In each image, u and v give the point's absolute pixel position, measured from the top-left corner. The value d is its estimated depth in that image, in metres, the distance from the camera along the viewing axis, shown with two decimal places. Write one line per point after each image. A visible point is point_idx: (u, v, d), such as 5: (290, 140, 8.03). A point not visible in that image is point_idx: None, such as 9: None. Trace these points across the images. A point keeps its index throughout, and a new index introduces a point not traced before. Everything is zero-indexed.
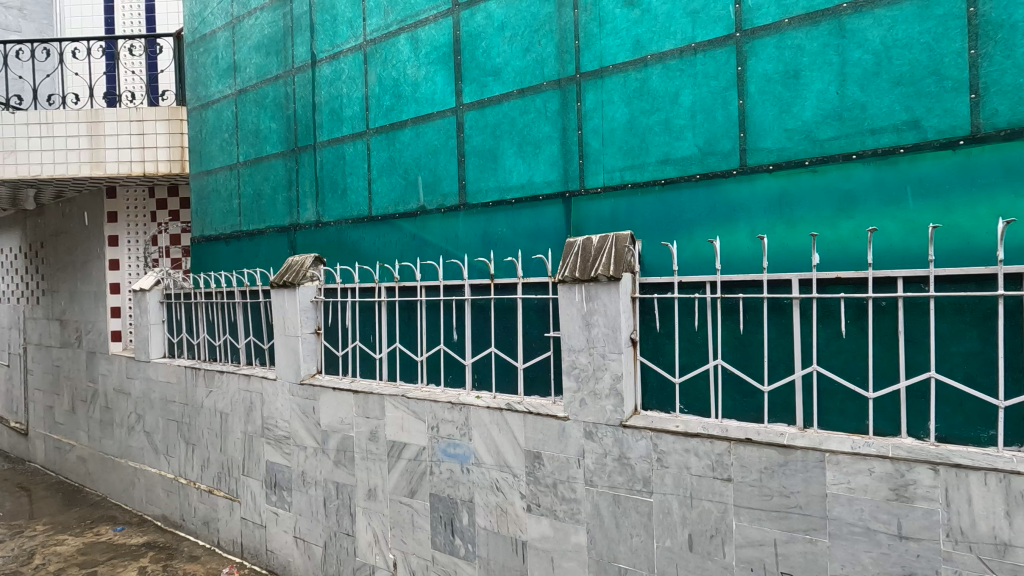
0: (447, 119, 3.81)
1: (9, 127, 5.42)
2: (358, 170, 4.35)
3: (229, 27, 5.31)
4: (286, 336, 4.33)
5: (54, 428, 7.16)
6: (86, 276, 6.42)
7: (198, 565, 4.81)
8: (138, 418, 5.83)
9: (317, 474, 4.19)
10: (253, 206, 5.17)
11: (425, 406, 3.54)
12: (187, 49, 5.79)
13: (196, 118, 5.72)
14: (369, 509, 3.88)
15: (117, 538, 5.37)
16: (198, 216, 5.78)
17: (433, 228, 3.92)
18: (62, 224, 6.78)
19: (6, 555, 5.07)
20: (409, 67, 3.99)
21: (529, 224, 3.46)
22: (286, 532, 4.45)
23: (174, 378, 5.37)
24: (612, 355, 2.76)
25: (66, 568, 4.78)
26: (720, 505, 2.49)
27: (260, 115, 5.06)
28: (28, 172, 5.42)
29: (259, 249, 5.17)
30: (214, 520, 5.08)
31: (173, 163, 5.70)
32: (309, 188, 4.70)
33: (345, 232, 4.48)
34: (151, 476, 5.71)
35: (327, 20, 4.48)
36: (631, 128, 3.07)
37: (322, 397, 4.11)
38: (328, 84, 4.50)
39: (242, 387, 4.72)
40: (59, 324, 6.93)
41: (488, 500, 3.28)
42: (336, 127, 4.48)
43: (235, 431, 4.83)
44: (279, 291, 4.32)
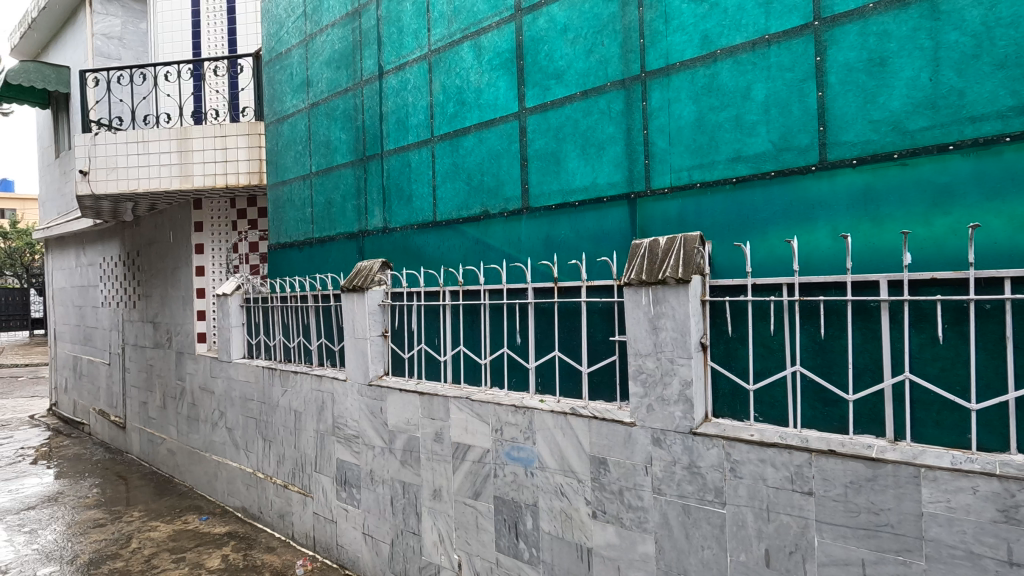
0: (510, 124, 3.85)
1: (111, 146, 5.96)
2: (422, 177, 4.46)
3: (303, 44, 5.58)
4: (355, 338, 4.48)
5: (148, 422, 7.75)
6: (175, 282, 6.93)
7: (274, 556, 5.05)
8: (220, 415, 6.22)
9: (384, 473, 4.31)
10: (324, 214, 5.40)
11: (489, 408, 3.57)
12: (265, 67, 6.14)
13: (273, 132, 6.04)
14: (434, 509, 3.95)
15: (202, 527, 5.74)
16: (274, 224, 6.09)
17: (495, 232, 3.95)
18: (155, 234, 7.35)
19: (108, 538, 5.53)
20: (472, 74, 4.05)
21: (594, 227, 3.42)
22: (356, 528, 4.60)
23: (253, 377, 5.69)
24: (682, 360, 2.68)
25: (158, 553, 5.16)
26: (800, 520, 2.36)
27: (331, 127, 5.29)
28: (127, 187, 5.95)
29: (329, 254, 5.39)
30: (289, 513, 5.33)
31: (252, 175, 6.04)
32: (377, 196, 4.86)
33: (410, 237, 4.59)
34: (232, 469, 6.07)
35: (393, 32, 4.63)
36: (699, 125, 2.98)
37: (389, 398, 4.23)
38: (395, 94, 4.64)
39: (315, 387, 4.93)
40: (152, 326, 7.50)
41: (553, 505, 3.25)
42: (402, 135, 4.61)
43: (308, 429, 5.05)
44: (349, 295, 4.47)
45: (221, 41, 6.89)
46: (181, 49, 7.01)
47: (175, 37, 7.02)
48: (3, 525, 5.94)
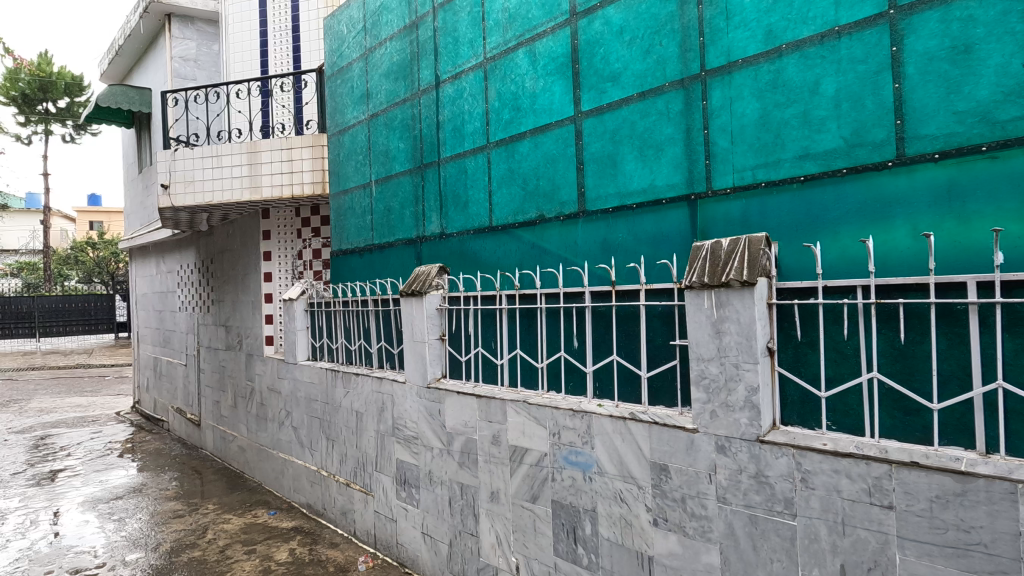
0: (566, 128, 3.85)
1: (189, 161, 6.39)
2: (478, 183, 4.53)
3: (363, 58, 5.80)
4: (414, 342, 4.58)
5: (220, 420, 8.21)
6: (245, 288, 7.33)
7: (337, 552, 5.24)
8: (287, 415, 6.52)
9: (442, 474, 4.39)
10: (384, 221, 5.57)
11: (546, 412, 3.57)
12: (328, 82, 6.41)
13: (334, 143, 6.28)
14: (492, 511, 3.99)
15: (271, 521, 6.02)
16: (336, 232, 6.33)
17: (551, 236, 3.96)
18: (227, 243, 7.81)
19: (186, 528, 5.89)
20: (527, 80, 4.09)
21: (652, 229, 3.37)
22: (415, 528, 4.70)
23: (317, 379, 5.93)
24: (747, 365, 2.59)
25: (232, 545, 5.45)
26: (879, 535, 2.24)
27: (390, 136, 5.45)
28: (203, 199, 6.35)
29: (388, 260, 5.55)
30: (351, 511, 5.51)
31: (315, 185, 6.30)
32: (434, 202, 4.97)
33: (467, 243, 4.67)
34: (297, 467, 6.34)
35: (449, 42, 4.74)
36: (764, 123, 2.89)
37: (447, 400, 4.30)
38: (451, 102, 4.74)
39: (376, 389, 5.08)
40: (225, 329, 7.95)
41: (612, 511, 3.22)
42: (458, 143, 4.70)
43: (369, 429, 5.21)
44: (408, 300, 4.59)
45: (286, 58, 7.25)
46: (250, 67, 7.42)
47: (244, 56, 7.43)
48: (95, 513, 6.43)
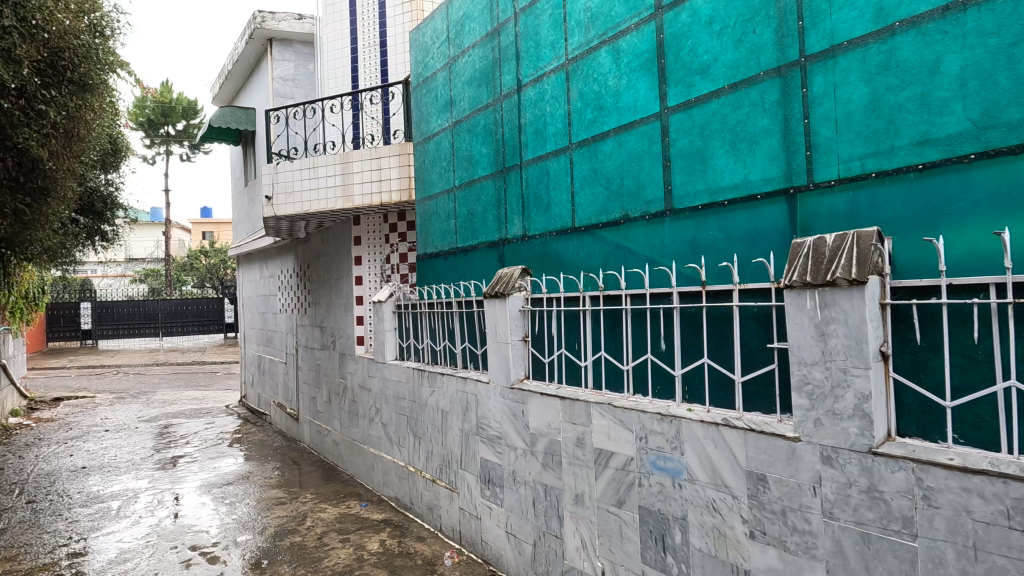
0: (651, 125, 3.76)
1: (290, 173, 6.90)
2: (561, 184, 4.53)
3: (446, 67, 5.98)
4: (497, 343, 4.65)
5: (316, 415, 8.75)
6: (339, 291, 7.77)
7: (425, 546, 5.41)
8: (376, 411, 6.83)
9: (526, 474, 4.42)
10: (467, 225, 5.70)
11: (633, 416, 3.49)
12: (413, 92, 6.67)
13: (419, 151, 6.51)
14: (577, 514, 3.95)
15: (362, 512, 6.33)
16: (422, 236, 6.55)
17: (637, 236, 3.88)
18: (322, 249, 8.33)
19: (288, 515, 6.34)
20: (610, 79, 4.04)
21: (746, 226, 3.22)
22: (499, 526, 4.76)
23: (404, 377, 6.18)
24: (857, 371, 2.40)
25: (328, 533, 5.79)
26: (1020, 564, 1.99)
27: (473, 142, 5.57)
28: (302, 208, 6.82)
29: (472, 263, 5.68)
30: (437, 506, 5.67)
31: (402, 193, 6.52)
32: (516, 205, 5.03)
33: (549, 244, 4.68)
34: (387, 461, 6.62)
35: (531, 46, 4.78)
36: (873, 108, 2.68)
37: (531, 401, 4.32)
38: (533, 105, 4.78)
39: (460, 388, 5.21)
40: (320, 329, 8.47)
41: (704, 520, 3.09)
42: (540, 145, 4.73)
43: (454, 428, 5.35)
44: (491, 301, 4.66)
45: (374, 72, 7.63)
46: (343, 83, 7.88)
47: (337, 72, 7.92)
48: (210, 496, 7.06)
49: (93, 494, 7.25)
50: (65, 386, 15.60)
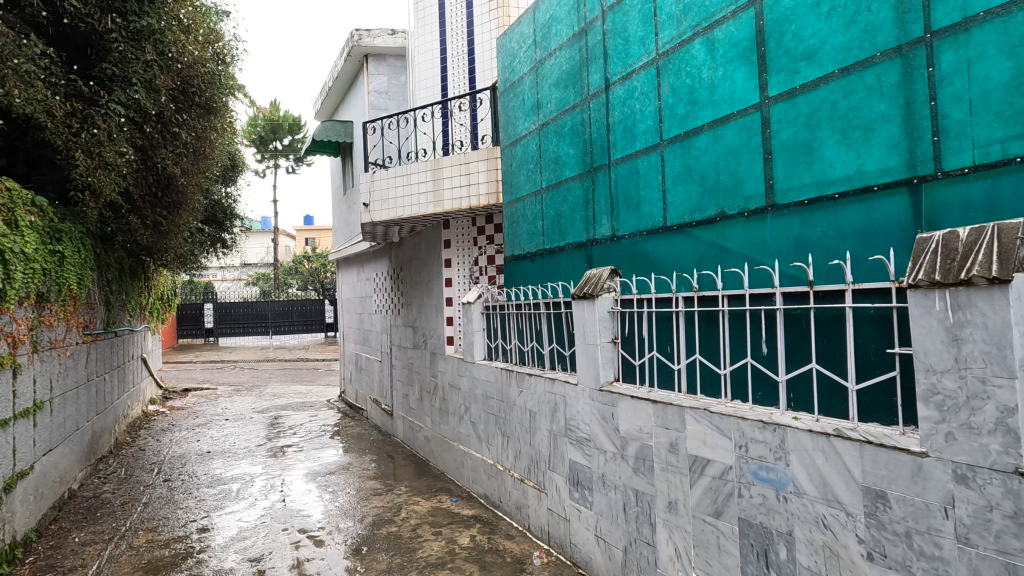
0: (750, 117, 3.58)
1: (386, 182, 7.28)
2: (651, 183, 4.42)
3: (533, 70, 6.04)
4: (586, 344, 4.62)
5: (409, 411, 9.13)
6: (430, 292, 8.07)
7: (514, 544, 5.47)
8: (466, 410, 7.01)
9: (616, 478, 4.34)
10: (555, 227, 5.71)
11: (731, 422, 3.33)
12: (501, 97, 6.79)
13: (506, 155, 6.59)
14: (670, 522, 3.83)
15: (453, 507, 6.52)
16: (509, 238, 6.64)
17: (734, 234, 3.71)
18: (414, 252, 8.69)
19: (385, 505, 6.67)
20: (704, 71, 3.89)
21: (860, 221, 2.97)
22: (588, 529, 4.71)
23: (493, 377, 6.30)
24: (1000, 381, 2.14)
25: (421, 525, 6.02)
26: None
27: (560, 143, 5.57)
28: (396, 214, 7.17)
29: (559, 264, 5.67)
30: (525, 506, 5.72)
31: (491, 196, 6.66)
32: (605, 205, 4.96)
33: (639, 244, 4.58)
34: (476, 459, 6.78)
35: (620, 43, 4.72)
36: (1018, 84, 2.38)
37: (621, 404, 4.25)
38: (622, 103, 4.71)
39: (548, 389, 5.23)
40: (413, 330, 8.83)
41: (813, 537, 2.88)
42: (629, 143, 4.64)
43: (542, 429, 5.37)
44: (580, 302, 4.63)
45: (463, 80, 7.86)
46: (433, 92, 8.18)
47: (428, 82, 8.23)
48: (315, 484, 7.60)
49: (216, 476, 8.05)
50: (192, 379, 17.44)
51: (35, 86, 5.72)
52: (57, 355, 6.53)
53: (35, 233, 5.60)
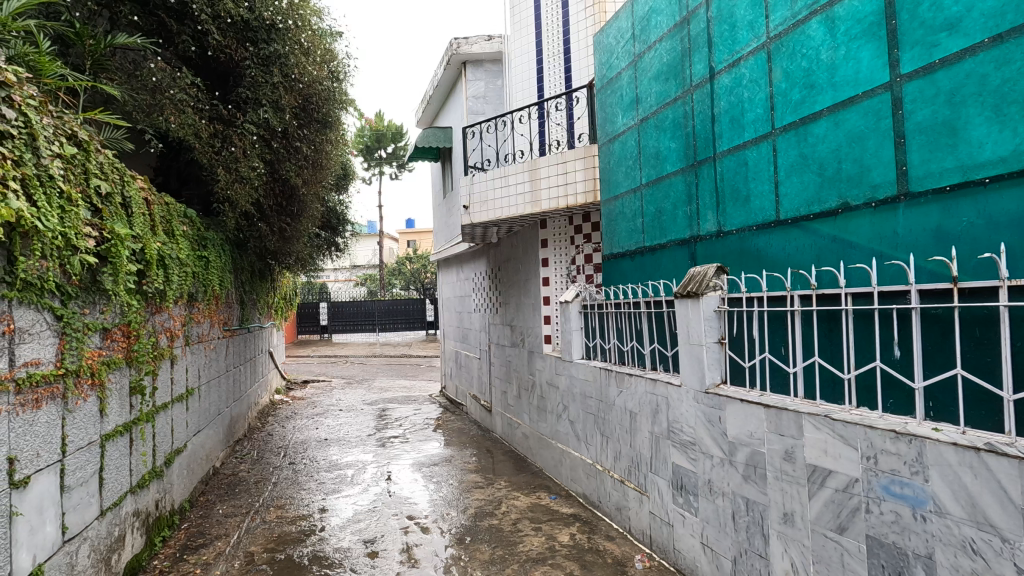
0: (877, 98, 3.27)
1: (484, 184, 7.49)
2: (762, 174, 4.18)
3: (632, 65, 5.92)
4: (690, 345, 4.46)
5: (507, 408, 9.33)
6: (527, 292, 8.20)
7: (614, 546, 5.40)
8: (564, 408, 7.03)
9: (724, 485, 4.15)
10: (655, 224, 5.56)
11: (857, 431, 3.06)
12: (597, 94, 6.73)
13: (604, 152, 6.51)
14: (785, 535, 3.59)
15: (552, 505, 6.57)
16: (607, 236, 6.56)
17: (859, 227, 3.41)
18: (511, 252, 8.87)
19: (486, 498, 6.88)
20: (823, 52, 3.62)
21: (1017, 207, 2.62)
22: (693, 536, 4.54)
23: (591, 377, 6.28)
24: None
25: (522, 520, 6.14)
26: None
27: (661, 138, 5.42)
28: (495, 215, 7.35)
29: (661, 262, 5.52)
30: (626, 508, 5.63)
31: (588, 195, 6.65)
32: (710, 200, 4.76)
33: (749, 239, 4.35)
34: (574, 457, 6.78)
35: (726, 30, 4.50)
36: None
37: (729, 407, 4.06)
38: (728, 92, 4.49)
39: (649, 390, 5.12)
40: (510, 328, 9.02)
41: (958, 563, 2.58)
42: (736, 134, 4.42)
43: (644, 430, 5.26)
44: (683, 301, 4.47)
45: (559, 80, 7.89)
46: (529, 94, 8.28)
47: (524, 84, 8.35)
48: (420, 474, 8.00)
49: (333, 462, 8.73)
50: (310, 371, 19.05)
51: (186, 113, 6.56)
52: (203, 348, 7.42)
53: (187, 241, 6.39)
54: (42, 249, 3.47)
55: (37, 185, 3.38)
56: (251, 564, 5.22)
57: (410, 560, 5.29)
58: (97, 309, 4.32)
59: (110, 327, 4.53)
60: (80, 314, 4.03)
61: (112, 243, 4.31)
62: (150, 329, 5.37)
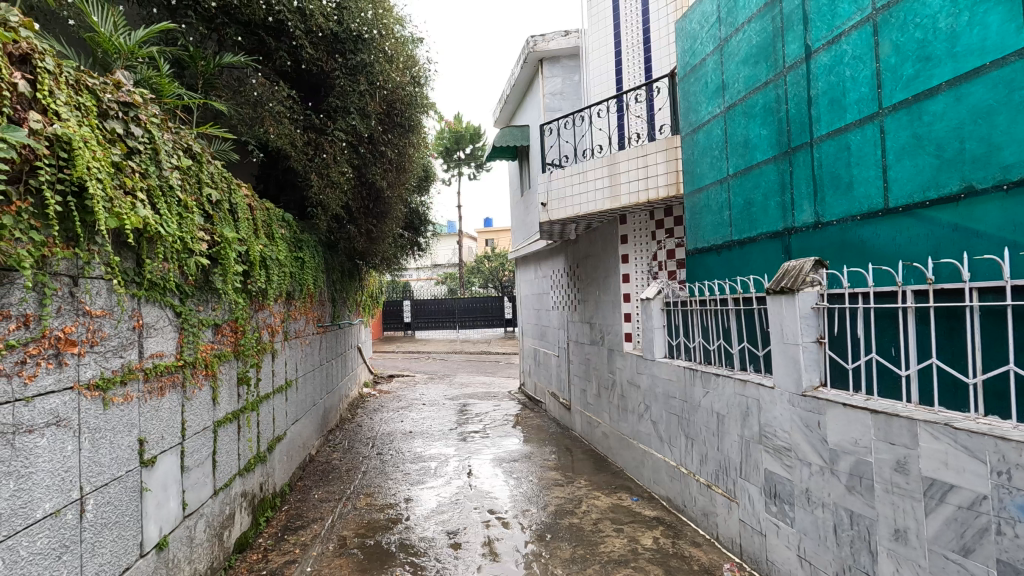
0: (1009, 67, 2.90)
1: (562, 180, 7.44)
2: (867, 159, 3.84)
3: (717, 50, 5.65)
4: (784, 344, 4.19)
5: (587, 406, 9.24)
6: (607, 289, 8.07)
7: (701, 552, 5.19)
8: (646, 408, 6.85)
9: (824, 495, 3.86)
10: (744, 216, 5.27)
11: (985, 443, 2.74)
12: (680, 83, 6.48)
13: (687, 143, 6.25)
14: (896, 553, 3.28)
15: (634, 506, 6.41)
16: (691, 230, 6.30)
17: (986, 213, 3.04)
18: (590, 249, 8.77)
19: (566, 496, 6.85)
20: (941, 20, 3.26)
21: None
22: (789, 548, 4.27)
23: (674, 376, 6.07)
24: None
25: (603, 520, 6.05)
26: None
27: (750, 125, 5.13)
28: (573, 212, 7.29)
29: (750, 257, 5.22)
30: (713, 514, 5.38)
31: (670, 188, 6.38)
32: (806, 189, 4.44)
33: (851, 231, 4.01)
34: (657, 459, 6.58)
35: (824, 5, 4.18)
36: None
37: (829, 412, 3.77)
38: (827, 72, 4.16)
39: (739, 392, 4.87)
40: (589, 326, 8.92)
41: None
42: (837, 116, 4.09)
43: (732, 433, 5.01)
44: (776, 298, 4.20)
45: (638, 70, 7.68)
46: (607, 87, 8.12)
47: (602, 77, 8.20)
48: (501, 469, 8.11)
49: (417, 454, 9.05)
50: (395, 366, 19.87)
51: (284, 124, 7.03)
52: (300, 343, 7.96)
53: (285, 243, 6.86)
54: (164, 251, 3.85)
55: (160, 194, 3.74)
56: (344, 547, 5.52)
57: (492, 553, 5.36)
58: (209, 306, 4.74)
59: (221, 322, 4.96)
60: (195, 311, 4.43)
61: (221, 246, 4.70)
62: (254, 325, 5.83)
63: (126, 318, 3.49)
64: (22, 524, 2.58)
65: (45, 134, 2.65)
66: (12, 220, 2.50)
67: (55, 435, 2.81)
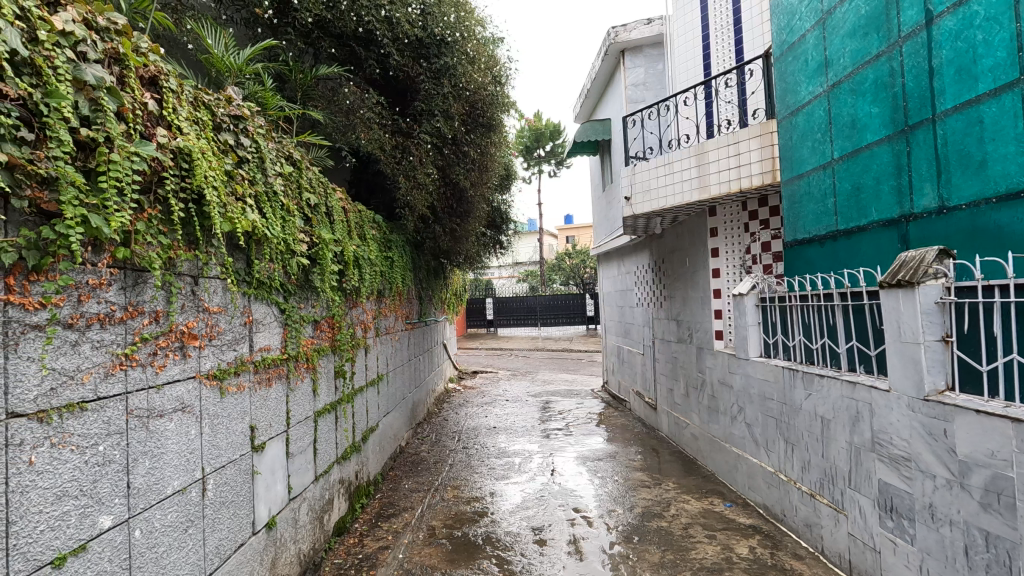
0: None
1: (647, 172, 7.21)
2: (1005, 133, 3.38)
3: (819, 24, 5.22)
4: (902, 344, 3.78)
5: (674, 406, 8.91)
6: (695, 284, 7.73)
7: (804, 566, 4.83)
8: (739, 410, 6.49)
9: (952, 512, 3.45)
10: (852, 203, 4.83)
11: None
12: (775, 63, 6.07)
13: (785, 126, 5.84)
14: None
15: (728, 513, 6.09)
16: (790, 220, 5.88)
17: None
18: (677, 243, 8.44)
19: (653, 498, 6.65)
20: None
21: None
22: (908, 568, 3.86)
23: (771, 377, 5.70)
24: None
25: (693, 525, 5.80)
26: None
27: (858, 103, 4.69)
28: (658, 204, 7.04)
29: (859, 248, 4.77)
30: (817, 525, 4.99)
31: (765, 175, 5.99)
32: (928, 170, 3.98)
33: (985, 215, 3.55)
34: (753, 464, 6.21)
35: None
36: None
37: (958, 419, 3.36)
38: (953, 38, 3.71)
39: (847, 395, 4.47)
40: (676, 323, 8.59)
41: None
42: (966, 87, 3.64)
43: (840, 439, 4.62)
44: (892, 292, 3.81)
45: (728, 53, 7.28)
46: (693, 73, 7.77)
47: (688, 63, 7.86)
48: (585, 467, 8.02)
49: (502, 449, 9.18)
50: (478, 363, 20.29)
51: (374, 129, 7.37)
52: (390, 338, 8.33)
53: (376, 244, 7.19)
54: (270, 252, 4.16)
55: (266, 199, 4.04)
56: (433, 537, 5.70)
57: (578, 552, 5.31)
58: (309, 303, 5.08)
59: (319, 319, 5.29)
60: (298, 308, 4.75)
61: (319, 246, 5.00)
62: (349, 321, 6.17)
63: (238, 314, 3.79)
64: (156, 498, 2.88)
65: (170, 147, 2.93)
66: (145, 226, 2.78)
67: (181, 420, 3.12)
